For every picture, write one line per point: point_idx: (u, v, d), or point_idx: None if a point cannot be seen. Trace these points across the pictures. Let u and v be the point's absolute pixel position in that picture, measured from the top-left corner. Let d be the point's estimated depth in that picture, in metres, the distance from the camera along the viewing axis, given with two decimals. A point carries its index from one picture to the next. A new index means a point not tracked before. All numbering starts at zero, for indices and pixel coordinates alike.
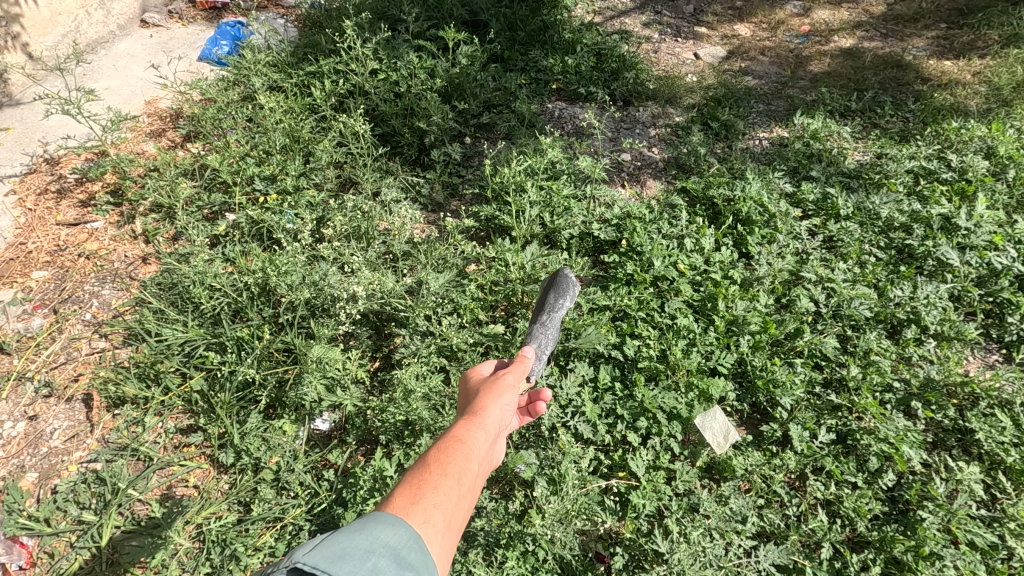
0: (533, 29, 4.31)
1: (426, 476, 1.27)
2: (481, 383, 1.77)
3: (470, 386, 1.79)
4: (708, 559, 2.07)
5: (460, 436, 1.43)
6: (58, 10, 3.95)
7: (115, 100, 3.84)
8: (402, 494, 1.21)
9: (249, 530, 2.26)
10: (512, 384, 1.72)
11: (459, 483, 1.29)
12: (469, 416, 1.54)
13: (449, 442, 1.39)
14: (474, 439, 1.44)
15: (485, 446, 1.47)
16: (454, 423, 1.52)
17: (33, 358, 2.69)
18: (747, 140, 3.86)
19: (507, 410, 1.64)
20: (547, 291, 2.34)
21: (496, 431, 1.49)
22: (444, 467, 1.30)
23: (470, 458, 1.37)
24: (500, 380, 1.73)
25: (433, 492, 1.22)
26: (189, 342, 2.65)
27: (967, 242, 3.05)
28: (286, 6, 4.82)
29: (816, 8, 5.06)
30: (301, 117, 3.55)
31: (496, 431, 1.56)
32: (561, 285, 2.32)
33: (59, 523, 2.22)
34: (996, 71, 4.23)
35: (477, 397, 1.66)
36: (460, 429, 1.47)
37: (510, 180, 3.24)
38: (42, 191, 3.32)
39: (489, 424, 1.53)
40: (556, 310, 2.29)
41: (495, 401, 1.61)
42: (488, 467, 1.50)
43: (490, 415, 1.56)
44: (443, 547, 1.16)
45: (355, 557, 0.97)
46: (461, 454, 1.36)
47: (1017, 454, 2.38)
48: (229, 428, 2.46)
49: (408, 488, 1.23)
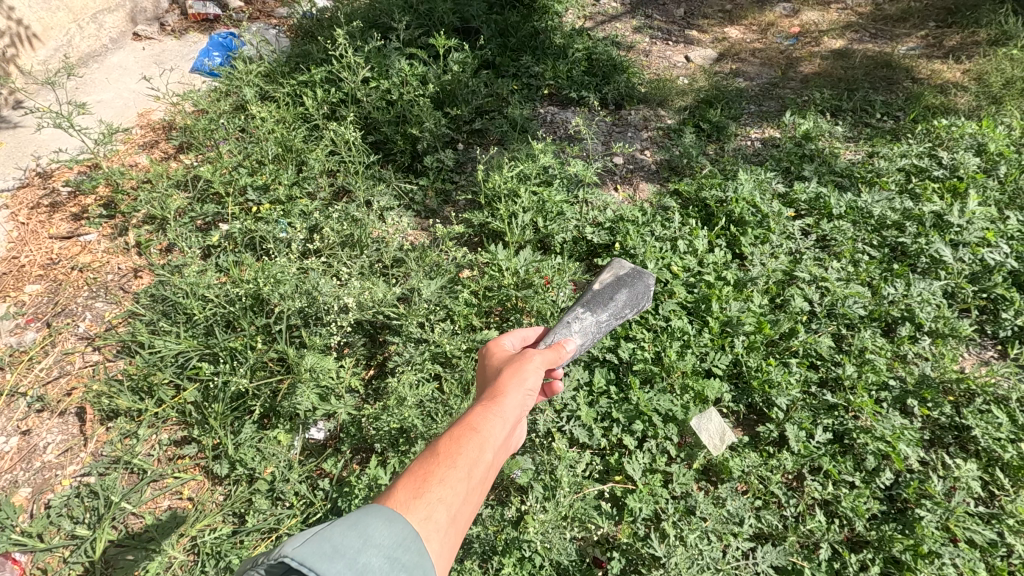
0: (524, 36, 4.34)
1: (433, 467, 1.25)
2: (505, 359, 1.72)
3: (495, 361, 1.75)
4: (705, 562, 2.07)
5: (475, 423, 1.39)
6: (49, 24, 3.97)
7: (108, 113, 3.85)
8: (404, 486, 1.20)
9: (244, 542, 2.23)
10: (539, 366, 1.65)
11: (470, 476, 1.27)
12: (488, 399, 1.50)
13: (462, 429, 1.36)
14: (489, 426, 1.39)
15: (502, 432, 1.42)
16: (473, 406, 1.48)
17: (27, 373, 2.68)
18: (739, 141, 3.87)
19: (531, 391, 1.59)
20: (622, 286, 2.25)
21: (517, 419, 1.44)
22: (454, 458, 1.28)
23: (483, 449, 1.33)
24: (526, 360, 1.66)
25: (438, 487, 1.21)
26: (183, 354, 2.63)
27: (959, 238, 3.05)
28: (278, 17, 4.86)
29: (805, 9, 5.11)
30: (294, 127, 3.56)
31: (516, 417, 1.51)
32: (641, 301, 2.21)
33: (52, 538, 2.20)
34: (986, 68, 4.26)
35: (499, 377, 1.61)
36: (478, 414, 1.42)
37: (502, 186, 3.23)
38: (35, 205, 3.32)
39: (509, 411, 1.48)
40: (624, 311, 2.19)
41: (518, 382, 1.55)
42: (506, 454, 1.48)
43: (511, 400, 1.50)
44: (444, 544, 1.16)
45: (346, 557, 0.97)
46: (474, 444, 1.33)
47: (1014, 450, 2.37)
48: (223, 439, 2.45)
49: (414, 479, 1.22)
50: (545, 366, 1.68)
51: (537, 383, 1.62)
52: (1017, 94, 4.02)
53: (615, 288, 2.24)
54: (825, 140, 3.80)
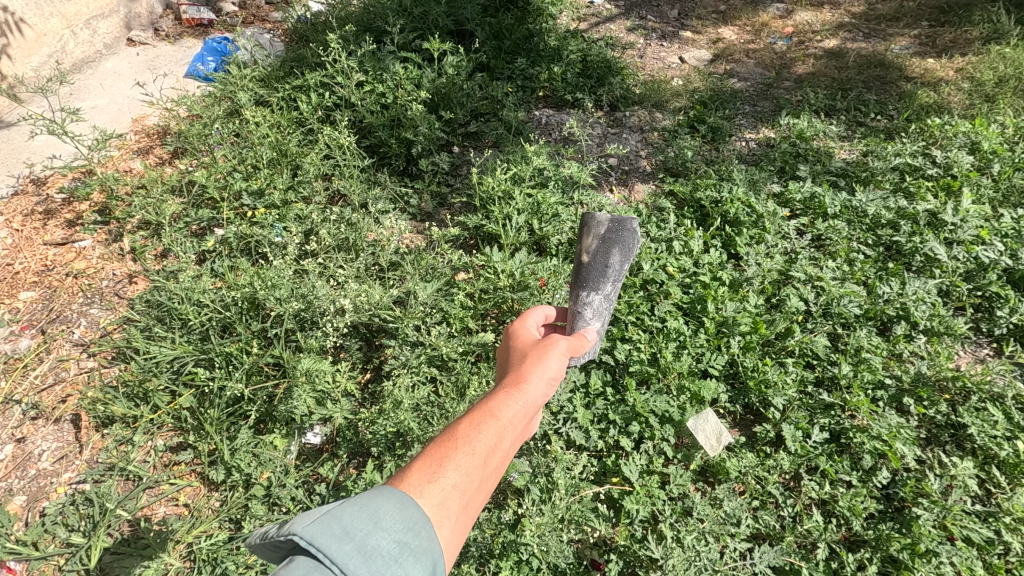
0: (518, 38, 4.35)
1: (449, 452, 1.27)
2: (527, 339, 1.73)
3: (517, 343, 1.73)
4: (703, 564, 2.06)
5: (496, 409, 1.41)
6: (42, 31, 3.96)
7: (102, 119, 3.85)
8: (419, 469, 1.22)
9: (239, 548, 2.22)
10: (562, 352, 1.64)
11: (485, 464, 1.29)
12: (509, 384, 1.50)
13: (482, 415, 1.37)
14: (509, 414, 1.40)
15: (520, 420, 1.43)
16: (492, 390, 1.49)
17: (22, 380, 2.67)
18: (735, 141, 3.88)
19: (554, 378, 1.58)
20: (609, 247, 2.04)
21: (537, 407, 1.45)
22: (471, 445, 1.29)
23: (500, 437, 1.35)
24: (550, 345, 1.64)
25: (453, 472, 1.22)
26: (178, 359, 2.62)
27: (954, 237, 3.06)
28: (272, 21, 4.87)
29: (798, 9, 5.13)
30: (288, 131, 3.55)
31: (536, 404, 1.51)
32: (629, 247, 2.04)
33: (47, 547, 2.17)
34: (978, 67, 4.28)
35: (521, 360, 1.61)
36: (497, 399, 1.44)
37: (497, 189, 3.22)
38: (29, 211, 3.31)
39: (529, 399, 1.48)
40: (622, 270, 2.08)
41: (541, 368, 1.55)
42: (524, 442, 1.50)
43: (531, 388, 1.50)
44: (455, 531, 1.17)
45: (355, 538, 0.98)
46: (492, 431, 1.34)
47: (1010, 448, 2.38)
48: (219, 445, 2.44)
49: (429, 462, 1.24)
50: (568, 352, 1.68)
51: (560, 368, 1.62)
52: (1010, 92, 4.04)
53: (604, 252, 2.04)
54: (820, 140, 3.80)
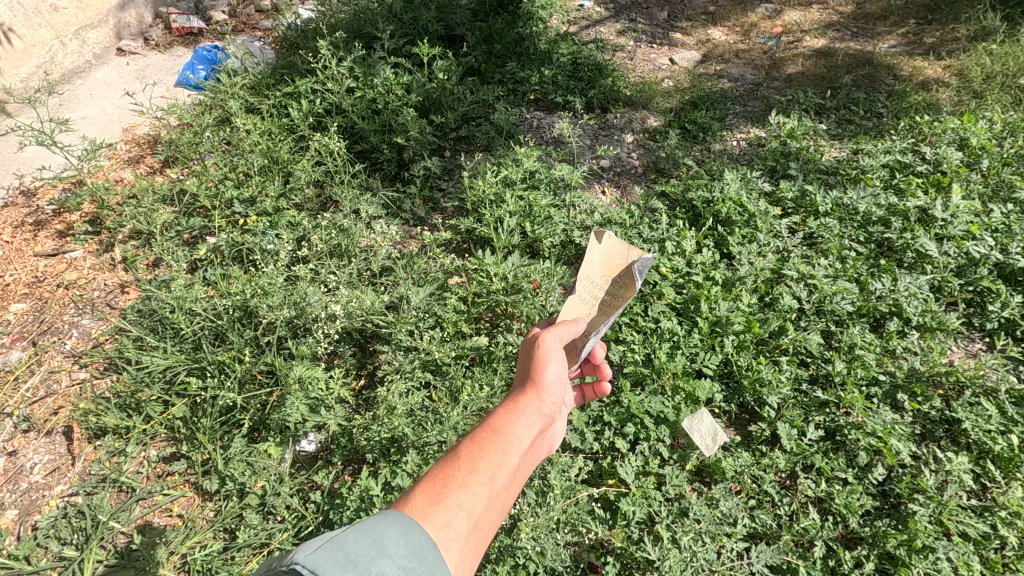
0: (509, 42, 4.37)
1: (454, 472, 1.32)
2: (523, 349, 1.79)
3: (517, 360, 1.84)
4: (700, 564, 2.05)
5: (498, 428, 1.47)
6: (31, 42, 3.92)
7: (92, 129, 3.84)
8: (424, 491, 1.26)
9: (235, 558, 2.21)
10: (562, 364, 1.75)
11: (491, 481, 1.33)
12: (511, 403, 1.58)
13: (484, 434, 1.44)
14: (512, 431, 1.48)
15: (525, 436, 1.50)
16: (494, 412, 1.57)
17: (12, 393, 2.65)
18: (725, 141, 3.90)
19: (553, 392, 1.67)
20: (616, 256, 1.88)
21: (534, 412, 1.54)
22: (476, 463, 1.35)
23: (506, 454, 1.41)
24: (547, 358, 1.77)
25: (458, 492, 1.27)
26: (171, 369, 2.59)
27: (944, 233, 3.09)
28: (263, 29, 4.88)
29: (787, 10, 5.16)
30: (279, 139, 3.55)
31: (542, 421, 1.59)
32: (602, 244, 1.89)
33: (39, 560, 2.12)
34: (965, 64, 4.33)
35: (523, 379, 1.71)
36: (500, 420, 1.51)
37: (487, 192, 3.22)
38: (19, 223, 3.29)
39: (532, 415, 1.56)
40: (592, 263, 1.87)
41: (540, 382, 1.64)
42: (531, 458, 1.54)
43: (532, 404, 1.59)
44: (463, 553, 1.21)
45: (359, 565, 0.98)
46: (497, 449, 1.41)
47: (1005, 442, 2.38)
48: (212, 454, 2.42)
49: (434, 484, 1.28)
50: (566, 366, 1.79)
51: (557, 374, 1.69)
52: (997, 88, 4.08)
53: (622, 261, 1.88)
54: (810, 138, 3.82)
